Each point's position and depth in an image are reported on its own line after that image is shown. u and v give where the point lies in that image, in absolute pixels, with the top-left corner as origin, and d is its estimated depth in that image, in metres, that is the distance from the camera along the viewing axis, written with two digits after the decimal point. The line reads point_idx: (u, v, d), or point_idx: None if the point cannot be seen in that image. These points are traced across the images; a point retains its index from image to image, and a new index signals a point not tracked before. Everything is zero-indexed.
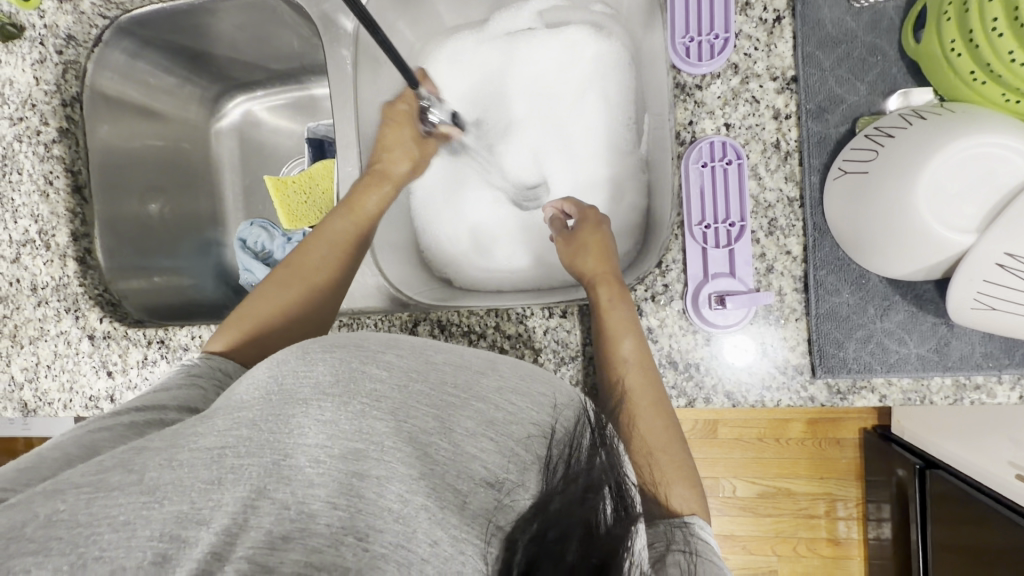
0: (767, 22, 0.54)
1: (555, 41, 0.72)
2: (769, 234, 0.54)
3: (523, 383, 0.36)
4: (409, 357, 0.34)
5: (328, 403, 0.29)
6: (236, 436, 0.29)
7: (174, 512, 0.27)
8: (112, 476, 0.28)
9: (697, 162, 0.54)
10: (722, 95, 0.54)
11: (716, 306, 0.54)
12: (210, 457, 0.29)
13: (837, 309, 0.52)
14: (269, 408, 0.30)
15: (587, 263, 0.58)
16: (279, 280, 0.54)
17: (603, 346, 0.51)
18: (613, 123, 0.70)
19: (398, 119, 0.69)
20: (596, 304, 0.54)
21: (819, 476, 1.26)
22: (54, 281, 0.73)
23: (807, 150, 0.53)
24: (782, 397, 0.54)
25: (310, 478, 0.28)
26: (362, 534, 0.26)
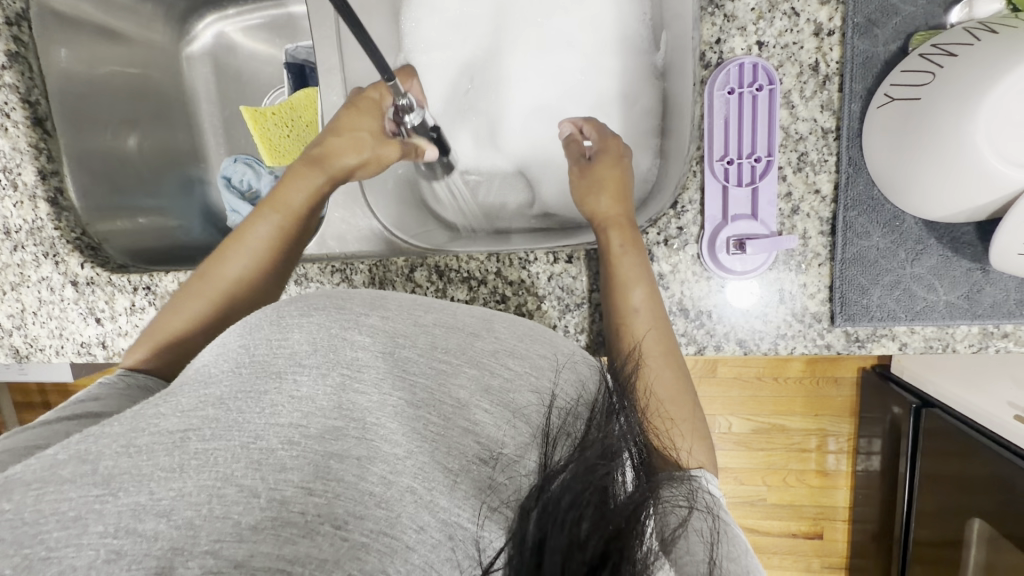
0: None
1: None
2: (798, 169, 0.49)
3: (523, 345, 0.33)
4: (397, 318, 0.32)
5: (306, 374, 0.28)
6: (199, 419, 0.26)
7: (132, 507, 0.24)
8: (63, 469, 0.25)
9: (722, 88, 0.48)
10: (756, 6, 0.47)
11: (734, 251, 0.50)
12: (172, 440, 0.26)
13: (866, 253, 0.49)
14: (239, 386, 0.27)
15: (601, 203, 0.53)
16: (193, 294, 0.48)
17: (613, 295, 0.49)
18: (625, 43, 0.63)
19: (362, 106, 0.59)
20: (607, 250, 0.50)
21: (813, 413, 1.28)
22: (26, 224, 0.68)
23: (849, 73, 0.46)
24: (797, 345, 0.51)
25: (283, 461, 0.26)
26: (341, 521, 0.24)
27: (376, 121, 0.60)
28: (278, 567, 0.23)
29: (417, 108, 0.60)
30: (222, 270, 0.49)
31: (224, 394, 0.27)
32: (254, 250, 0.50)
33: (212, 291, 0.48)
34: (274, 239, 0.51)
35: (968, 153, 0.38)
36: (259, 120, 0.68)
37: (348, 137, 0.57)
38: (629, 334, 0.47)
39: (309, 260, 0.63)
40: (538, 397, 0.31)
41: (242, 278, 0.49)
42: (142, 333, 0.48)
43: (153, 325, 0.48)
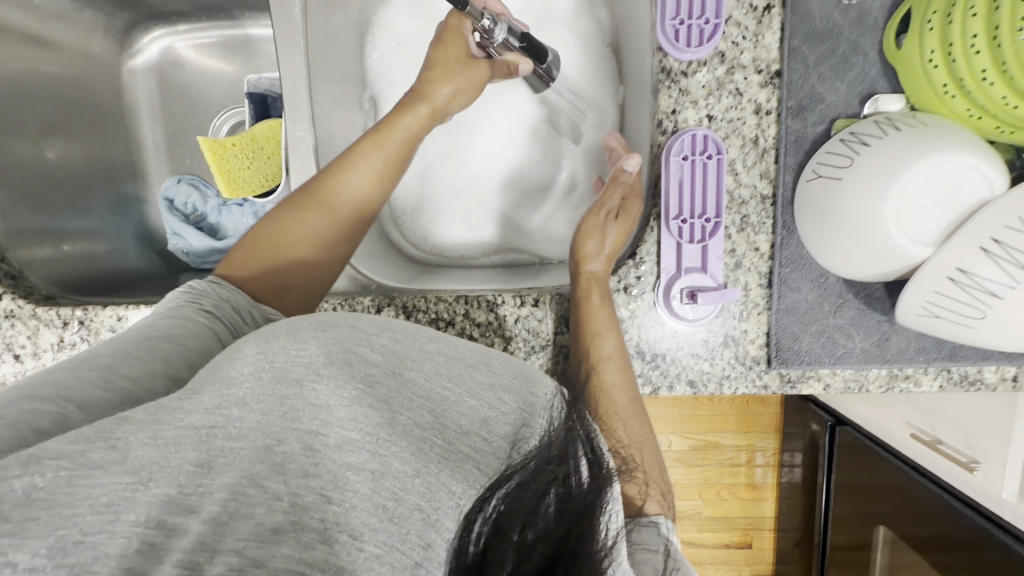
0: (757, 10, 0.51)
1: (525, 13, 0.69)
2: (741, 230, 0.54)
3: (516, 381, 0.32)
4: (403, 341, 0.31)
5: (323, 385, 0.27)
6: (222, 417, 0.27)
7: (160, 497, 0.24)
8: (93, 452, 0.25)
9: (678, 154, 0.53)
10: (707, 84, 0.52)
11: (686, 301, 0.55)
12: (198, 436, 0.26)
13: (798, 305, 0.55)
14: (261, 388, 0.27)
15: (596, 265, 0.55)
16: (299, 210, 0.52)
17: (583, 343, 0.52)
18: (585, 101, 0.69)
19: (447, 37, 0.60)
20: (583, 301, 0.54)
21: (743, 430, 1.39)
22: None
23: (783, 148, 0.52)
24: (738, 385, 0.57)
25: (305, 467, 0.26)
26: (356, 531, 0.25)
27: (461, 48, 0.60)
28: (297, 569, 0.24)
29: (501, 21, 0.57)
30: (327, 189, 0.52)
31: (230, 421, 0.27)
32: (361, 177, 0.53)
33: (316, 219, 0.52)
34: (383, 171, 0.55)
35: (879, 227, 0.45)
36: (219, 150, 0.66)
37: (440, 70, 0.58)
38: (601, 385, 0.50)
39: None
40: (526, 427, 0.30)
41: (352, 202, 0.53)
42: (241, 242, 0.52)
43: (254, 236, 0.52)
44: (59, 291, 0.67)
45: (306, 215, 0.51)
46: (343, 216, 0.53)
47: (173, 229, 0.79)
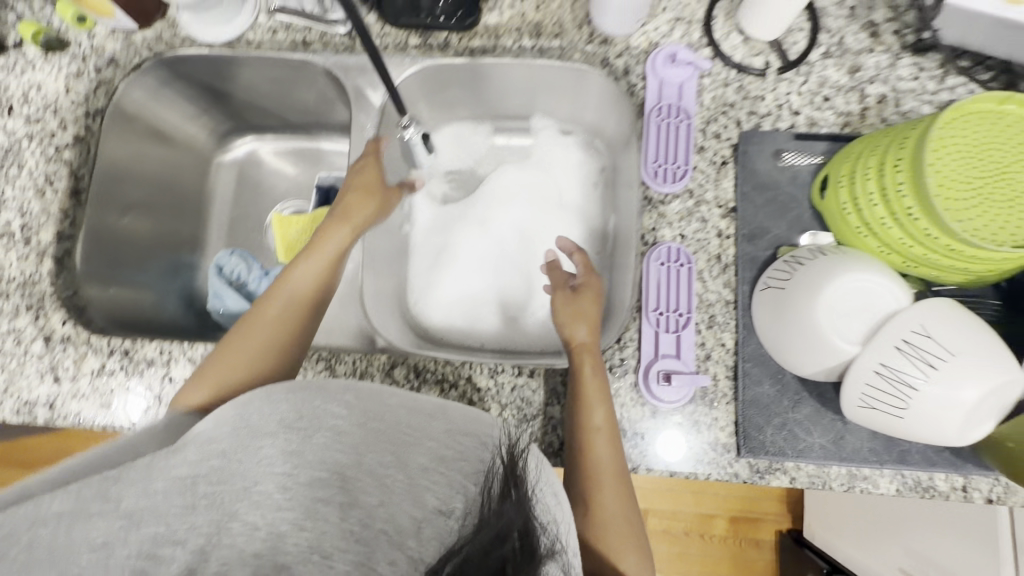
0: (716, 163, 0.67)
1: (545, 163, 0.93)
2: (709, 326, 0.65)
3: (468, 425, 0.46)
4: (365, 399, 0.45)
5: (293, 436, 0.39)
6: (206, 467, 0.38)
7: (151, 534, 0.33)
8: (89, 507, 0.35)
9: (657, 261, 0.66)
10: (680, 211, 0.67)
11: (662, 383, 0.62)
12: (183, 485, 0.36)
13: (760, 398, 0.62)
14: (242, 441, 0.39)
15: (579, 332, 0.65)
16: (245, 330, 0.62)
17: (580, 410, 0.59)
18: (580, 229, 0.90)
19: (372, 154, 0.75)
20: (577, 372, 0.61)
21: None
22: (22, 276, 0.71)
23: (741, 265, 0.65)
24: (712, 471, 0.62)
25: (278, 503, 0.35)
26: (326, 553, 0.32)
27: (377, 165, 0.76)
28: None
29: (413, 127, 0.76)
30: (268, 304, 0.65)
31: (242, 462, 0.38)
32: (293, 291, 0.65)
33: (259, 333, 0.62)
34: (314, 283, 0.67)
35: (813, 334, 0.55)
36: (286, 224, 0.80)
37: (359, 183, 0.74)
38: (592, 448, 0.57)
39: None
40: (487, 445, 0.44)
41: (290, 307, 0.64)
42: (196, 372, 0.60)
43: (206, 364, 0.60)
44: (108, 327, 0.77)
45: (252, 329, 0.62)
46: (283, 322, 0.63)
47: (216, 292, 0.91)
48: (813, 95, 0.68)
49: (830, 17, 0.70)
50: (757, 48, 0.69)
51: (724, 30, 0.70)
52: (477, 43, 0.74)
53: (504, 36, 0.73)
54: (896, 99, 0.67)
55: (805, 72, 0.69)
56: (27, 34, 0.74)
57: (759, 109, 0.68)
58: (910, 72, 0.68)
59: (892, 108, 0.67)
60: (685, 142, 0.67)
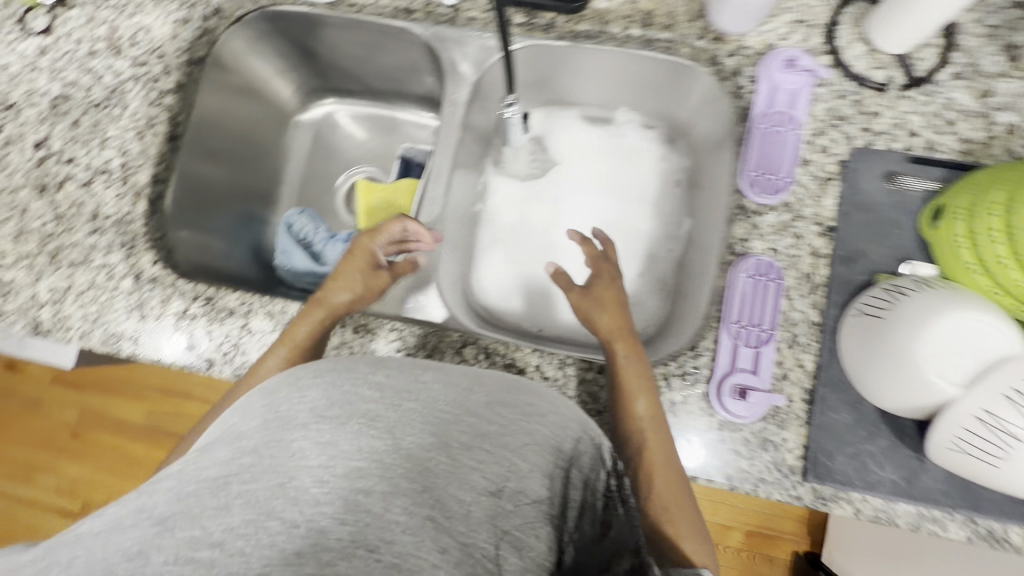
0: (819, 179, 0.65)
1: (629, 158, 0.92)
2: (790, 345, 0.63)
3: (508, 397, 0.48)
4: (398, 376, 0.47)
5: (324, 425, 0.40)
6: (237, 465, 0.38)
7: (187, 538, 0.34)
8: (125, 520, 0.35)
9: (745, 273, 0.64)
10: (774, 224, 0.65)
11: (736, 397, 0.62)
12: (215, 484, 0.36)
13: (834, 424, 0.61)
14: (271, 434, 0.39)
15: (603, 320, 0.70)
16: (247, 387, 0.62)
17: (620, 399, 0.60)
18: (655, 230, 0.89)
19: (356, 253, 0.76)
20: (613, 359, 0.64)
21: None
22: (117, 214, 0.74)
23: (832, 287, 0.63)
24: (773, 491, 0.62)
25: (316, 497, 0.36)
26: (373, 546, 0.35)
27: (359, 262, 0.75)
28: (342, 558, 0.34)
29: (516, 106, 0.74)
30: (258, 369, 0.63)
31: (286, 438, 0.39)
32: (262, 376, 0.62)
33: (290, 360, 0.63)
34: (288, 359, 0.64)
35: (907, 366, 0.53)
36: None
37: (342, 282, 0.72)
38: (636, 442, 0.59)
39: (368, 314, 0.71)
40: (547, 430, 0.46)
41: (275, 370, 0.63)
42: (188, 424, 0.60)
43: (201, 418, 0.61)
44: (191, 271, 0.79)
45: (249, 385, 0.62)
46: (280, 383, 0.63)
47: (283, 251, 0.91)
48: (935, 117, 0.64)
49: (966, 35, 0.65)
50: (879, 61, 0.66)
51: (847, 40, 0.67)
52: (583, 27, 0.72)
53: (612, 22, 0.71)
54: None
55: (929, 92, 0.65)
56: None
57: (873, 126, 0.65)
58: None
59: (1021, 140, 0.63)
60: (790, 154, 0.65)
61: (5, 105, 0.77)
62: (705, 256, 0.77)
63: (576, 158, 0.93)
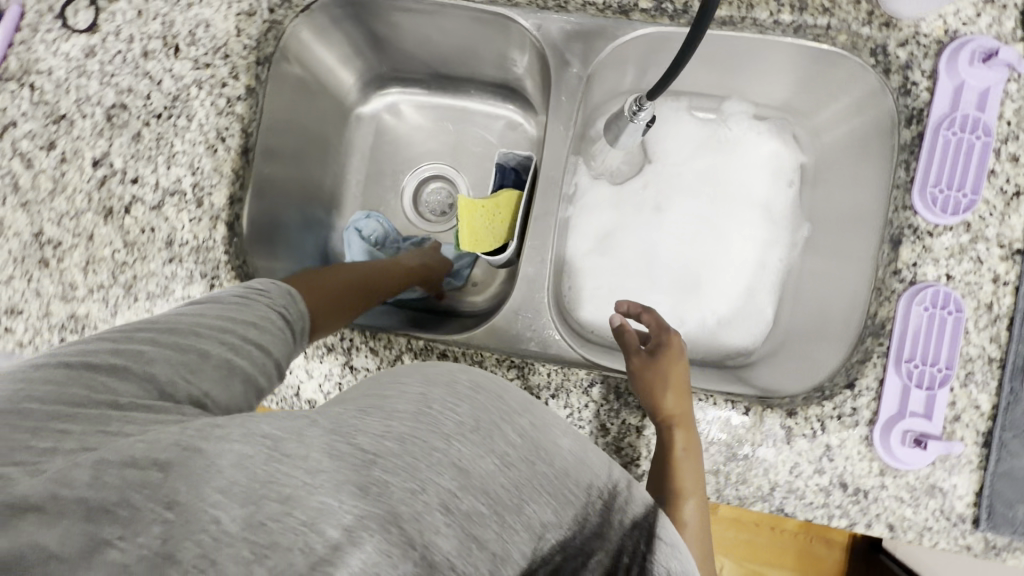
0: (1006, 193, 0.56)
1: (743, 154, 0.82)
2: (965, 385, 0.56)
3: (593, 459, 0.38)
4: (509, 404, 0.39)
5: (450, 430, 0.34)
6: (362, 441, 0.32)
7: (302, 484, 0.29)
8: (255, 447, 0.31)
9: (918, 304, 0.56)
10: (950, 247, 0.57)
11: (910, 444, 0.56)
12: (340, 449, 0.31)
13: (1015, 471, 0.56)
14: (402, 421, 0.33)
15: (666, 401, 0.57)
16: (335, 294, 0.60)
17: (670, 497, 0.54)
18: (773, 236, 0.80)
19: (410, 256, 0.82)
20: (668, 450, 0.56)
21: (802, 570, 1.34)
22: (196, 241, 0.67)
23: (1018, 319, 0.56)
24: (940, 540, 0.57)
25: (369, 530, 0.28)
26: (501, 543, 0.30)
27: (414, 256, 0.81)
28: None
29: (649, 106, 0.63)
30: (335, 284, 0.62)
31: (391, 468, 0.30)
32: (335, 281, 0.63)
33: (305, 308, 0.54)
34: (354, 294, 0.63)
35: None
36: (469, 211, 0.71)
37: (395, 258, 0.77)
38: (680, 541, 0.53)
39: (480, 347, 0.65)
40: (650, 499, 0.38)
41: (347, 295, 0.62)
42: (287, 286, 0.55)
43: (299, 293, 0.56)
44: None
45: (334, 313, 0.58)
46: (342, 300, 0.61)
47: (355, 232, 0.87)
48: None
49: None
50: None
51: None
52: (722, 13, 0.61)
53: (758, 6, 0.60)
54: None
55: None
56: None
57: None
58: None
59: None
60: (975, 166, 0.56)
61: (54, 116, 0.69)
62: (848, 275, 0.69)
63: (687, 154, 0.83)
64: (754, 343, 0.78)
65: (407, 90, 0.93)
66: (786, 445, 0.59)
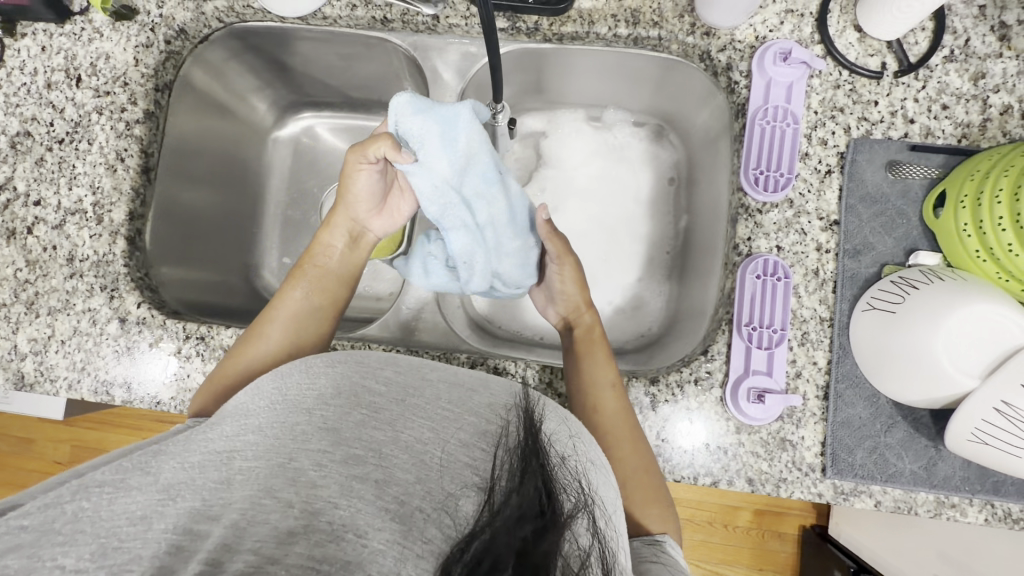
0: (820, 172, 0.64)
1: (628, 155, 0.88)
2: (802, 344, 0.62)
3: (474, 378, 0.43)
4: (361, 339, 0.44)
5: (298, 383, 0.40)
6: (240, 441, 0.35)
7: (185, 510, 0.31)
8: (128, 479, 0.34)
9: (753, 273, 0.63)
10: (778, 222, 0.64)
11: (755, 401, 0.61)
12: (218, 459, 0.35)
13: (852, 419, 0.61)
14: (270, 406, 0.38)
15: (567, 285, 0.69)
16: (246, 341, 0.61)
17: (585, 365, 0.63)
18: (658, 227, 0.86)
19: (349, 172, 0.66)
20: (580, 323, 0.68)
21: (757, 566, 1.36)
22: (96, 256, 0.70)
23: (841, 282, 0.62)
24: (795, 490, 0.61)
25: (313, 480, 0.32)
26: (361, 532, 0.30)
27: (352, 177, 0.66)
28: (309, 564, 0.28)
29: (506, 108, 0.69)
30: (261, 323, 0.62)
31: (324, 422, 0.36)
32: (285, 318, 0.63)
33: (223, 383, 0.58)
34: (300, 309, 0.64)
35: (903, 359, 0.55)
36: None
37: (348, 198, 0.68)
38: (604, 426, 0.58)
39: (376, 341, 0.71)
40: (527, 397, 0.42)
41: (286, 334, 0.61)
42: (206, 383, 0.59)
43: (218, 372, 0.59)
44: (181, 308, 0.75)
45: (256, 343, 0.60)
46: (271, 338, 0.61)
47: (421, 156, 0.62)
48: (931, 102, 0.64)
49: (957, 16, 0.64)
50: (873, 48, 0.65)
51: (839, 27, 0.65)
52: (569, 29, 0.69)
53: (598, 23, 0.68)
54: (1021, 111, 0.63)
55: (923, 76, 0.64)
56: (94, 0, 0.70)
57: (870, 115, 0.64)
58: None
59: (1016, 120, 0.63)
60: (790, 149, 0.64)
61: None
62: (711, 261, 0.73)
63: (581, 159, 0.89)
64: (648, 327, 0.82)
65: (322, 111, 0.95)
66: (651, 411, 0.63)
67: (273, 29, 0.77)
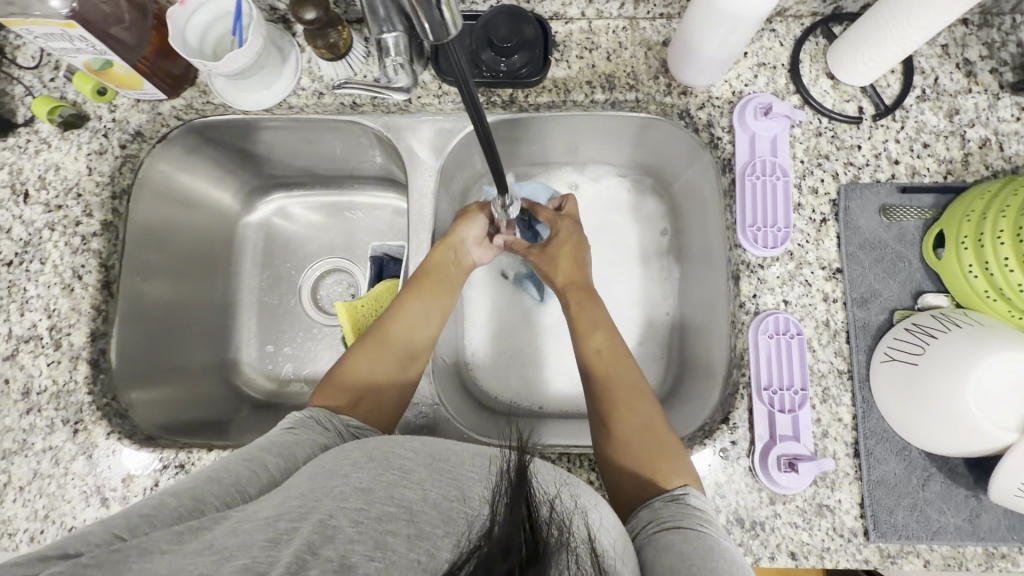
0: (815, 222, 0.63)
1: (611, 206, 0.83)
2: (824, 401, 0.60)
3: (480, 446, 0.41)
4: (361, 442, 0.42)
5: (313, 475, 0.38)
6: (293, 504, 0.35)
7: (240, 566, 0.32)
8: (194, 541, 0.34)
9: (764, 333, 0.61)
10: (781, 276, 0.62)
11: (786, 469, 0.58)
12: (264, 525, 0.34)
13: (887, 477, 0.58)
14: (315, 483, 0.37)
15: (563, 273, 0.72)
16: (371, 352, 0.63)
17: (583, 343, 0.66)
18: (651, 279, 0.81)
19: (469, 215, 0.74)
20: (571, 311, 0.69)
21: None
22: (55, 386, 0.64)
23: (853, 332, 0.60)
24: (840, 559, 0.57)
25: (349, 535, 0.33)
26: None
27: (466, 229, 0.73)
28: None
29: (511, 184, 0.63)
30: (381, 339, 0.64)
31: (360, 482, 0.36)
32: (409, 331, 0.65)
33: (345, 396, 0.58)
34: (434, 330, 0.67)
35: (947, 404, 0.52)
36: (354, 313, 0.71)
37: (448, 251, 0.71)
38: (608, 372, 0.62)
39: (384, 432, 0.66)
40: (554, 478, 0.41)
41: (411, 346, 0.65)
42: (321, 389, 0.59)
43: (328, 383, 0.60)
44: (157, 432, 0.67)
45: (379, 357, 0.62)
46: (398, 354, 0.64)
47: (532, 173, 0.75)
48: (912, 142, 0.64)
49: (922, 56, 0.65)
50: (847, 93, 0.65)
51: (812, 76, 0.66)
52: (545, 99, 0.68)
53: (574, 90, 0.68)
54: (998, 143, 0.63)
55: (900, 117, 0.64)
56: (40, 112, 0.66)
57: (855, 160, 0.64)
58: (1011, 113, 0.64)
59: (996, 153, 0.63)
60: (782, 203, 0.63)
61: None
62: (713, 318, 0.69)
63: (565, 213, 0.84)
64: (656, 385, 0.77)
65: (292, 191, 0.91)
66: None
67: (234, 121, 0.73)
